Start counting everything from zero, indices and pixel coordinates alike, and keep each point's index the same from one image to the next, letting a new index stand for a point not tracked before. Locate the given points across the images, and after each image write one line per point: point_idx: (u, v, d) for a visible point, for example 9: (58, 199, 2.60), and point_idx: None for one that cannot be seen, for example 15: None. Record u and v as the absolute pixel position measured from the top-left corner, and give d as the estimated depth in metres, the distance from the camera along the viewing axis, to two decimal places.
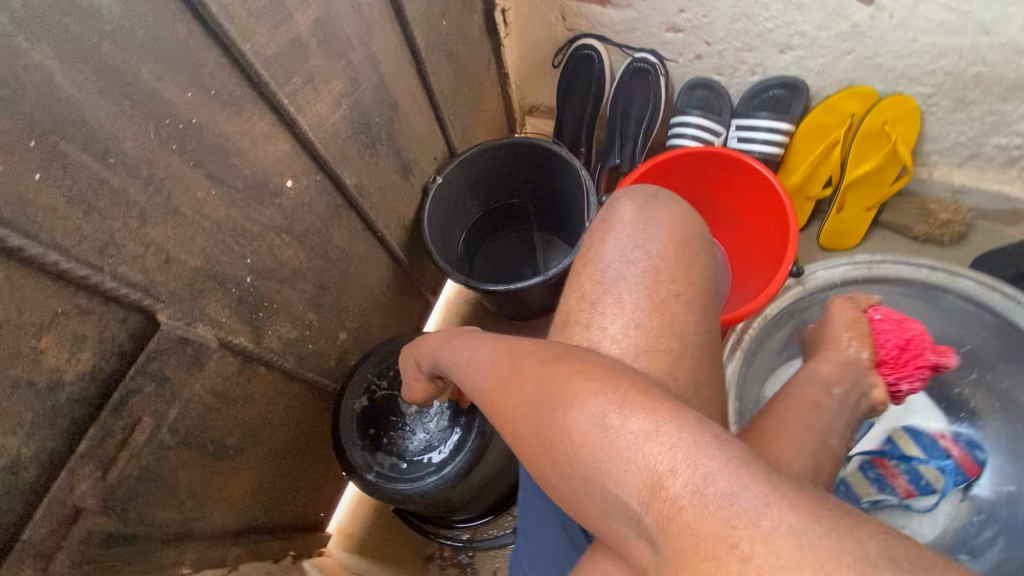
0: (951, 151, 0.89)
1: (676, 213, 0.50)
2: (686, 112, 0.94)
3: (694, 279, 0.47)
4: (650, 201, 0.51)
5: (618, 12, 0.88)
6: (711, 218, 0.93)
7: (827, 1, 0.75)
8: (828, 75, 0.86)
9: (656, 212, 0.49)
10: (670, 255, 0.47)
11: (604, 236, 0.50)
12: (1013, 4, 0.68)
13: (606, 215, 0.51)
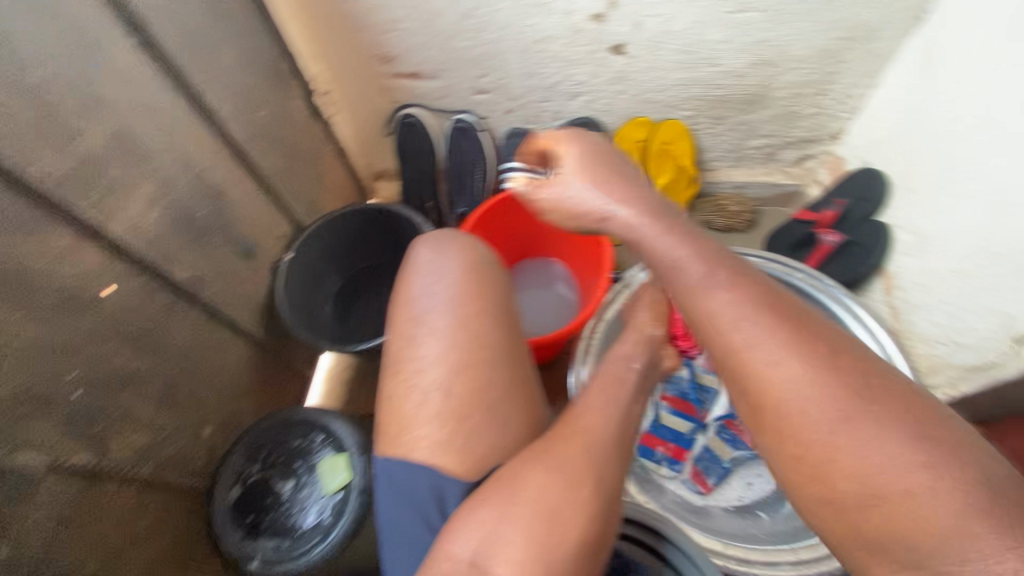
0: (725, 156, 1.09)
1: (464, 245, 0.59)
2: (510, 159, 1.07)
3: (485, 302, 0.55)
4: (442, 239, 0.59)
5: (429, 83, 0.99)
6: (553, 242, 1.05)
7: (591, 55, 0.91)
8: (614, 111, 1.02)
9: (449, 248, 0.58)
10: (470, 279, 0.56)
11: (410, 280, 0.57)
12: (721, 43, 0.86)
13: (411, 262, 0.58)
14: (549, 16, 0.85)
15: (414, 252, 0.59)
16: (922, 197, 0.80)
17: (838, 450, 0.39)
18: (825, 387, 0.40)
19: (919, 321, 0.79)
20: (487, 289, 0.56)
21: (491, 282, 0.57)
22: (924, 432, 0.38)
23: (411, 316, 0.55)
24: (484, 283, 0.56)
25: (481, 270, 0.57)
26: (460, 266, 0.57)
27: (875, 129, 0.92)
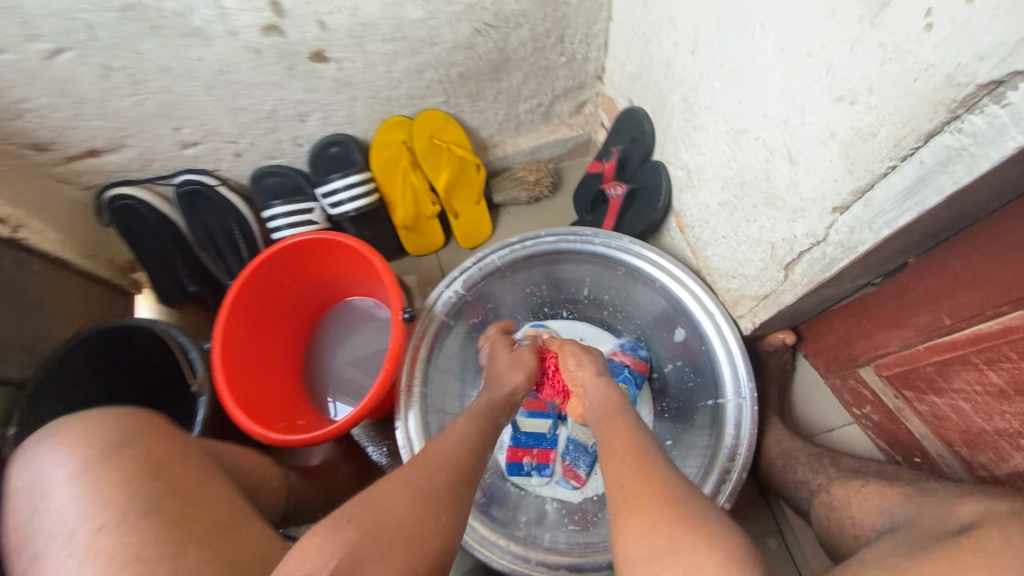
0: (502, 128, 1.00)
1: (81, 430, 0.48)
2: (271, 207, 0.92)
3: (124, 484, 0.44)
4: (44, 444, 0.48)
5: (118, 155, 0.80)
6: (344, 283, 0.89)
7: (292, 71, 0.76)
8: (359, 120, 0.88)
9: (68, 442, 0.47)
10: (104, 462, 0.46)
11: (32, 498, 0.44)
12: (429, 19, 0.75)
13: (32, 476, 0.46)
14: (212, 43, 0.69)
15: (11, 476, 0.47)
16: (677, 131, 0.76)
17: (633, 534, 0.44)
18: (627, 463, 0.52)
19: (711, 256, 0.76)
20: (113, 479, 0.44)
21: (130, 469, 0.45)
22: (666, 514, 0.44)
23: (34, 550, 0.41)
24: (110, 470, 0.44)
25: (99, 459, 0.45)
26: (70, 467, 0.45)
27: (624, 64, 0.86)
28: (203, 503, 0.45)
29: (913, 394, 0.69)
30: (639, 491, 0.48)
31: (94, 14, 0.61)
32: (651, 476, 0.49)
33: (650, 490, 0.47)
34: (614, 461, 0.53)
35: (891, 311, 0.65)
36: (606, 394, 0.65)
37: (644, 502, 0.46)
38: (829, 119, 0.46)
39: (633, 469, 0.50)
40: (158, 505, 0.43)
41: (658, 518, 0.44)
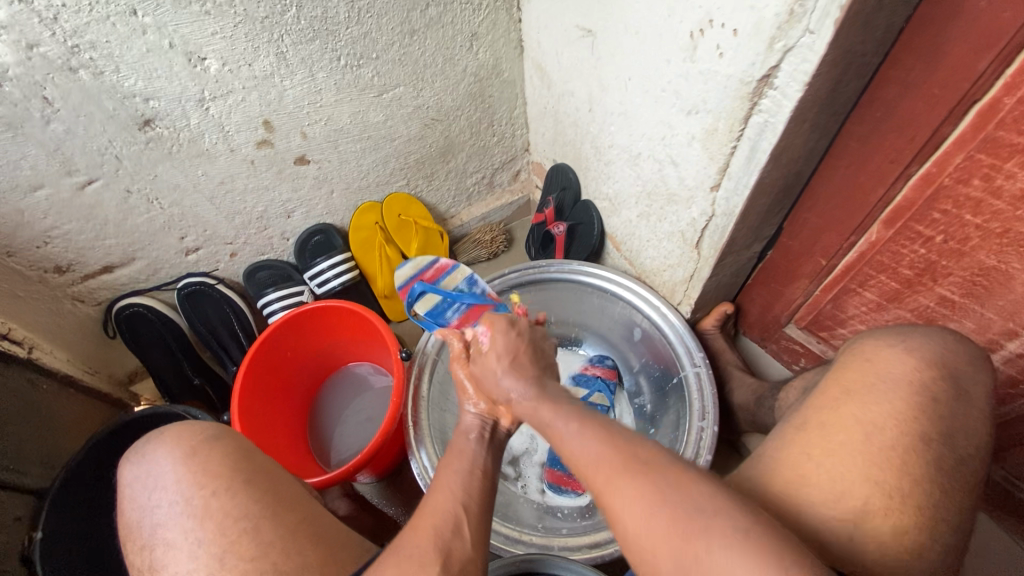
0: (456, 201, 1.20)
1: (177, 432, 0.53)
2: (264, 295, 1.03)
3: (241, 468, 0.51)
4: (149, 444, 0.53)
5: (129, 268, 0.92)
6: (339, 348, 1.02)
7: (280, 174, 0.93)
8: (336, 209, 1.05)
9: (180, 441, 0.52)
10: (219, 456, 0.52)
11: (153, 481, 0.50)
12: (387, 120, 0.95)
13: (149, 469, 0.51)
14: (217, 160, 0.85)
15: (123, 469, 0.52)
16: (595, 171, 0.96)
17: (638, 531, 0.40)
18: (595, 439, 0.46)
19: (645, 260, 0.94)
20: (210, 463, 0.50)
21: (238, 456, 0.52)
22: (677, 522, 0.39)
23: (158, 520, 0.48)
24: (211, 457, 0.50)
25: (201, 448, 0.51)
26: (175, 458, 0.51)
27: (544, 133, 1.09)
28: (281, 485, 0.51)
29: (826, 334, 0.84)
30: (621, 469, 0.43)
31: (121, 148, 0.77)
32: (615, 450, 0.44)
33: (638, 469, 0.42)
34: (565, 428, 0.49)
35: (785, 268, 0.82)
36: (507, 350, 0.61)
37: (640, 492, 0.41)
38: (689, 127, 0.67)
39: (596, 450, 0.45)
40: (250, 484, 0.49)
41: (654, 503, 0.40)
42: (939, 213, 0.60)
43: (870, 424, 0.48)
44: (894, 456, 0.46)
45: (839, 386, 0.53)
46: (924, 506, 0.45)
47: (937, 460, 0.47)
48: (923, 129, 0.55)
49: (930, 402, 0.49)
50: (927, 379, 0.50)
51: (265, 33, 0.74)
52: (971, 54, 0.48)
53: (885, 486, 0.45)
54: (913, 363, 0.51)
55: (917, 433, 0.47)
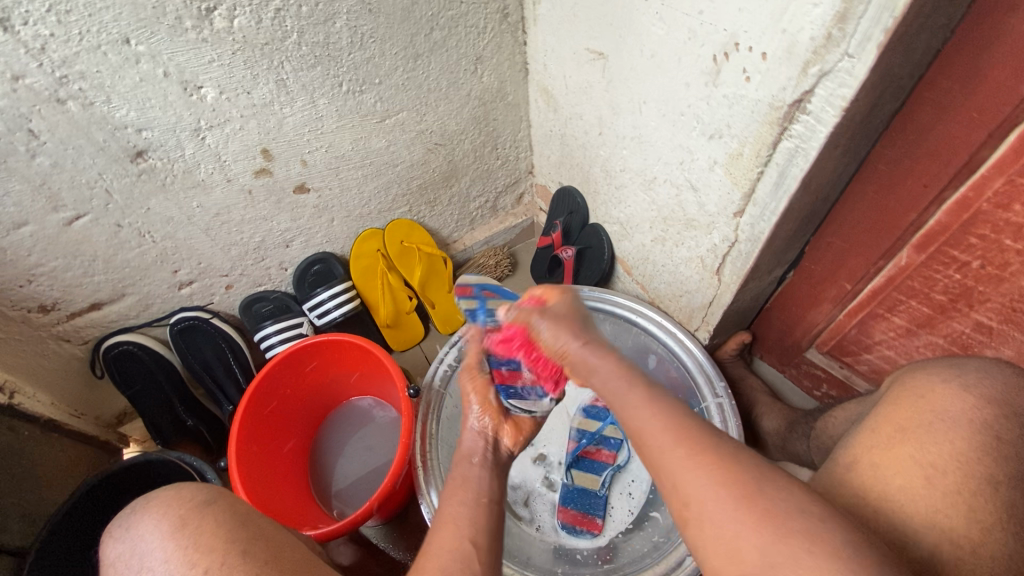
0: (459, 225, 1.17)
1: (165, 501, 0.48)
2: (261, 328, 0.99)
3: (235, 533, 0.46)
4: (136, 514, 0.48)
5: (119, 305, 0.87)
6: (340, 383, 0.97)
7: (279, 204, 0.89)
8: (336, 237, 1.01)
9: (158, 511, 0.48)
10: (207, 519, 0.47)
11: (138, 558, 0.46)
12: (390, 146, 0.92)
13: (131, 543, 0.47)
14: (213, 191, 0.81)
15: (107, 544, 0.48)
16: (604, 195, 0.94)
17: (716, 524, 0.37)
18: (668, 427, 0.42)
19: (659, 285, 0.91)
20: (201, 535, 0.45)
21: (230, 517, 0.47)
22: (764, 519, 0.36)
23: None
24: (201, 527, 0.46)
25: (190, 518, 0.47)
26: (162, 531, 0.46)
27: (549, 156, 1.07)
28: (282, 554, 0.46)
29: (850, 359, 0.81)
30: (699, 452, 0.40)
31: (112, 181, 0.73)
32: (689, 433, 0.41)
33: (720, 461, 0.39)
34: (628, 402, 0.45)
35: (807, 292, 0.79)
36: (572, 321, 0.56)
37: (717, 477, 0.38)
38: (710, 151, 0.64)
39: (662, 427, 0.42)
40: (246, 555, 0.44)
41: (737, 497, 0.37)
42: (976, 238, 0.58)
43: (930, 465, 0.45)
44: (961, 501, 0.43)
45: (890, 423, 0.49)
46: (1000, 559, 0.41)
47: (1006, 508, 0.43)
48: (960, 152, 0.53)
49: (993, 442, 0.46)
50: (989, 419, 0.47)
51: (264, 59, 0.71)
52: (1013, 77, 0.47)
53: (954, 535, 0.42)
54: (972, 401, 0.48)
55: (982, 476, 0.44)
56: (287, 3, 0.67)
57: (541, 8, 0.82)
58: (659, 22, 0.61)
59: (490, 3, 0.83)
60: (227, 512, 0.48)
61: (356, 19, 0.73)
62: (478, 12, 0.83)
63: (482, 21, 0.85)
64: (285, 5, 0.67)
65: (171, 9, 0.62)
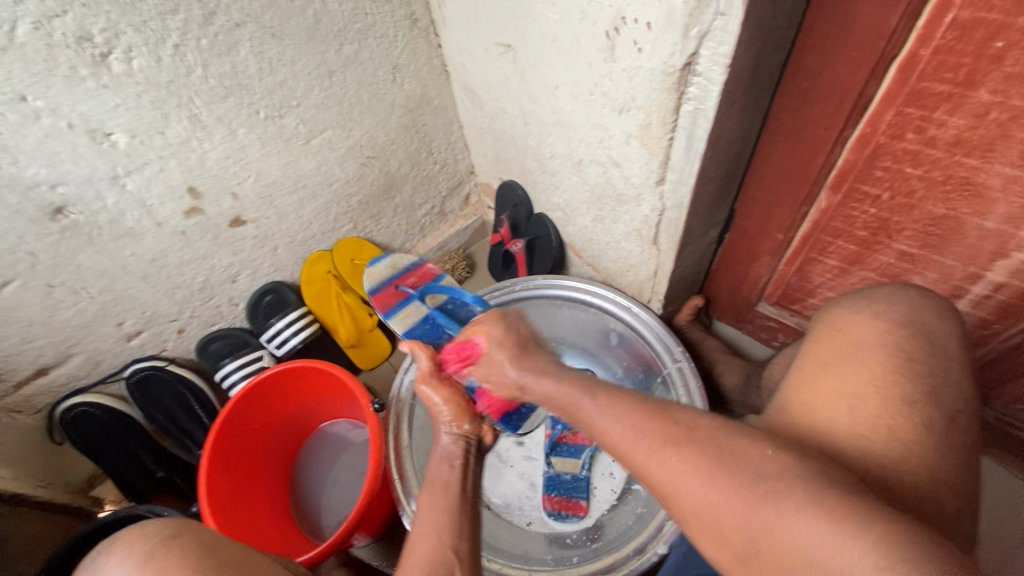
0: (409, 235, 1.17)
1: (129, 540, 0.47)
2: (221, 366, 0.97)
3: (203, 565, 0.45)
4: (99, 558, 0.47)
5: (67, 366, 0.85)
6: (309, 409, 0.97)
7: (217, 240, 0.88)
8: (283, 265, 1.01)
9: (125, 549, 0.47)
10: (174, 553, 0.46)
11: None
12: (321, 167, 0.92)
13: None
14: (143, 237, 0.80)
15: None
16: (542, 184, 0.95)
17: (696, 511, 0.39)
18: (635, 420, 0.44)
19: (608, 262, 0.93)
20: (170, 568, 0.44)
21: (196, 551, 0.46)
22: (744, 495, 0.37)
23: None
24: (167, 561, 0.45)
25: (156, 552, 0.46)
26: (127, 569, 0.45)
27: (485, 153, 1.07)
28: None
29: (798, 306, 0.83)
30: (662, 430, 0.42)
31: (35, 242, 0.71)
32: (653, 417, 0.43)
33: (682, 442, 0.40)
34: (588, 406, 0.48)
35: (745, 249, 0.82)
36: (505, 340, 0.65)
37: (687, 462, 0.39)
38: (623, 125, 0.66)
39: (621, 413, 0.45)
40: None
41: (709, 469, 0.38)
42: (882, 171, 0.60)
43: (851, 394, 0.47)
44: (882, 424, 0.45)
45: (816, 360, 0.52)
46: (925, 473, 0.43)
47: (927, 420, 0.45)
48: (850, 91, 0.55)
49: (905, 362, 0.48)
50: (898, 341, 0.49)
51: (171, 98, 0.70)
52: (880, 13, 0.49)
53: (878, 457, 0.44)
54: (883, 326, 0.51)
55: (898, 396, 0.46)
56: (184, 37, 0.67)
57: (447, 9, 0.83)
58: (552, 7, 0.62)
59: (396, 11, 0.84)
60: (195, 545, 0.47)
61: (260, 45, 0.73)
62: (385, 21, 0.84)
63: (392, 30, 0.85)
64: (183, 40, 0.67)
65: (63, 60, 0.61)
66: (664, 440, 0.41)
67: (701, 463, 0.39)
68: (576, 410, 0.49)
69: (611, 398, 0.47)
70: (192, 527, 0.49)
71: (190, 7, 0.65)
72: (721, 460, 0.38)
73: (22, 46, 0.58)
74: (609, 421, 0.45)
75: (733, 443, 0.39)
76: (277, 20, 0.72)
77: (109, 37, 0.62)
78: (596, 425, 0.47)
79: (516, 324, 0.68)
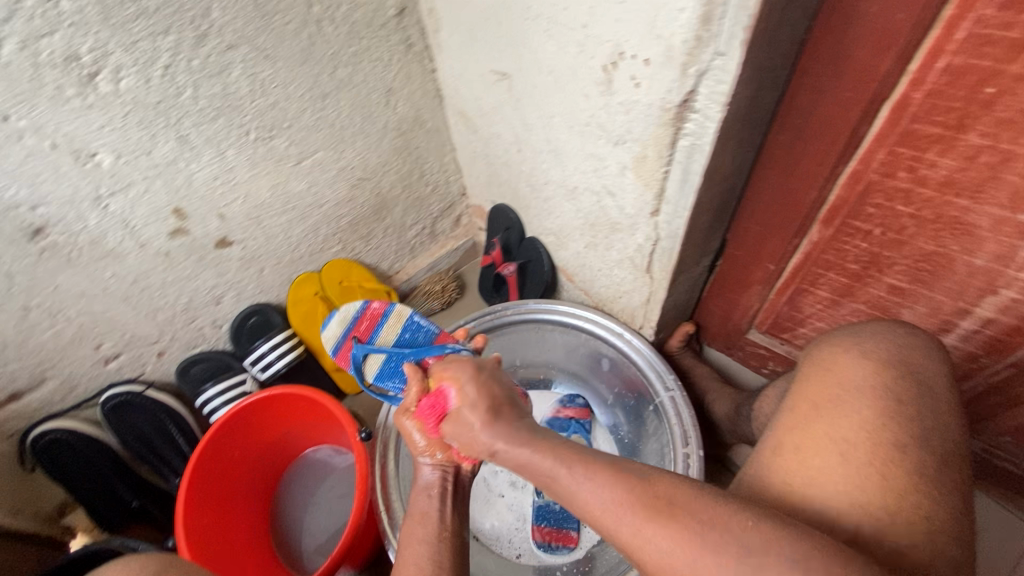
0: (399, 256, 1.16)
1: None
2: (202, 391, 0.95)
3: None
4: None
5: (41, 391, 0.81)
6: (292, 435, 0.94)
7: (202, 262, 0.86)
8: (270, 286, 0.98)
9: None
10: None
11: None
12: (312, 187, 0.90)
13: None
14: (125, 258, 0.77)
15: None
16: (535, 208, 0.95)
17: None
18: (619, 489, 0.43)
19: (600, 288, 0.93)
20: None
21: None
22: (730, 567, 0.37)
23: None
24: None
25: None
26: None
27: (477, 176, 1.07)
28: None
29: (788, 335, 0.83)
30: (659, 518, 0.40)
31: (10, 263, 0.68)
32: (642, 499, 0.41)
33: (709, 539, 0.38)
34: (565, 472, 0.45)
35: (737, 278, 0.82)
36: (478, 400, 0.53)
37: (706, 552, 0.38)
38: (619, 156, 0.66)
39: (604, 509, 0.42)
40: None
41: (692, 544, 0.38)
42: (874, 207, 0.61)
43: (843, 441, 0.47)
44: (874, 471, 0.45)
45: (807, 401, 0.52)
46: (921, 520, 0.43)
47: (919, 465, 0.45)
48: (844, 130, 0.56)
49: (894, 405, 0.48)
50: (887, 381, 0.50)
51: (159, 118, 0.69)
52: (874, 57, 0.50)
53: (875, 511, 0.43)
54: (871, 366, 0.51)
55: (890, 441, 0.46)
56: (175, 59, 0.65)
57: (442, 36, 0.83)
58: (549, 39, 0.62)
59: (392, 35, 0.84)
60: None
61: (253, 67, 0.72)
62: (381, 45, 0.84)
63: (387, 54, 0.85)
64: (174, 61, 0.66)
65: (48, 79, 0.59)
66: (646, 514, 0.41)
67: (681, 536, 0.39)
68: (550, 481, 0.45)
69: (584, 469, 0.44)
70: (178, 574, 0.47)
71: (182, 29, 0.64)
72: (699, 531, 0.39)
73: (6, 65, 0.56)
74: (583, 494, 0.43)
75: (712, 514, 0.39)
76: (271, 42, 0.72)
77: (97, 57, 0.60)
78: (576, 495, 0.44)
79: (492, 382, 0.56)
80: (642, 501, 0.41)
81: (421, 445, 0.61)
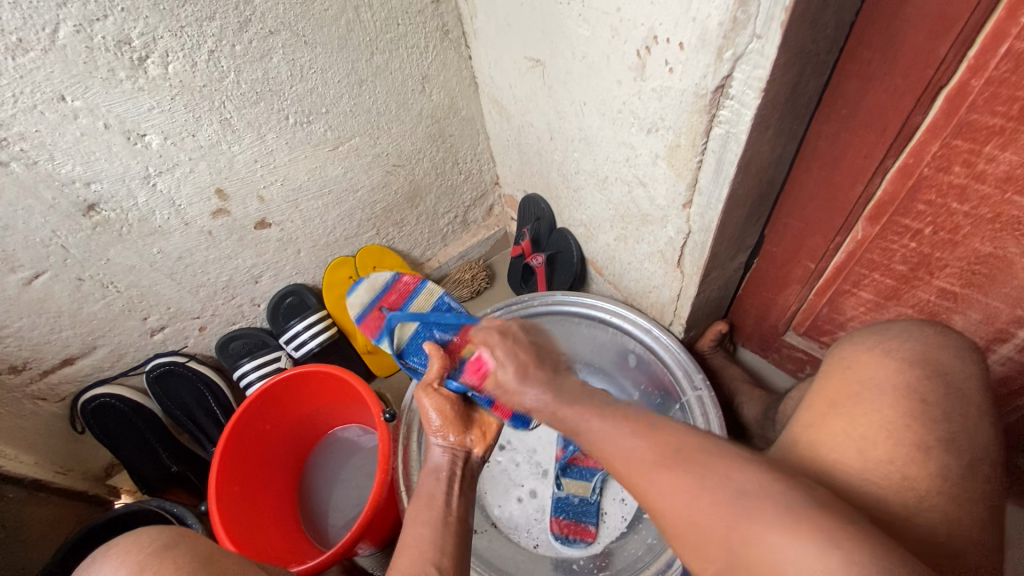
0: (431, 243, 1.17)
1: (125, 548, 0.47)
2: (239, 365, 0.99)
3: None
4: (94, 564, 0.47)
5: (93, 357, 0.87)
6: (320, 413, 0.97)
7: (242, 241, 0.89)
8: (305, 268, 1.01)
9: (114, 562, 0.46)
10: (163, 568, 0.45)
11: None
12: (347, 172, 0.92)
13: None
14: (171, 235, 0.81)
15: None
16: (566, 199, 0.94)
17: (677, 519, 0.39)
18: (635, 439, 0.44)
19: (629, 281, 0.91)
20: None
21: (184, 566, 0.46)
22: (722, 508, 0.37)
23: None
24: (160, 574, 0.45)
25: (149, 564, 0.46)
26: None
27: (510, 166, 1.07)
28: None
29: (827, 338, 0.79)
30: (668, 464, 0.41)
31: (67, 236, 0.73)
32: (654, 448, 0.43)
33: (709, 481, 0.38)
34: (587, 423, 0.49)
35: (774, 276, 0.79)
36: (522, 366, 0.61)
37: (722, 505, 0.37)
38: (651, 146, 0.64)
39: (631, 461, 0.43)
40: None
41: (698, 488, 0.38)
42: (924, 204, 0.57)
43: (861, 438, 0.45)
44: (894, 471, 0.43)
45: (824, 398, 0.50)
46: (938, 523, 0.41)
47: (943, 471, 0.43)
48: (894, 121, 0.53)
49: (919, 406, 0.46)
50: (911, 381, 0.47)
51: (204, 101, 0.72)
52: (930, 40, 0.46)
53: (893, 511, 0.42)
54: (895, 365, 0.49)
55: (914, 442, 0.44)
56: (219, 44, 0.68)
57: (478, 23, 0.83)
58: (583, 23, 0.61)
59: (428, 22, 0.84)
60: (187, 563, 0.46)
61: (293, 52, 0.74)
62: (417, 32, 0.84)
63: (423, 41, 0.86)
64: (218, 46, 0.68)
65: (103, 61, 0.62)
66: (660, 459, 0.42)
67: (688, 477, 0.39)
68: (579, 429, 0.50)
69: (612, 420, 0.48)
70: (187, 541, 0.49)
71: (226, 14, 0.66)
72: (705, 475, 0.39)
73: (64, 48, 0.60)
74: (610, 439, 0.46)
75: (721, 459, 0.40)
76: (309, 28, 0.73)
77: (147, 41, 0.63)
78: (606, 444, 0.46)
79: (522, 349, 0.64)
80: (658, 453, 0.42)
81: (433, 424, 0.65)
